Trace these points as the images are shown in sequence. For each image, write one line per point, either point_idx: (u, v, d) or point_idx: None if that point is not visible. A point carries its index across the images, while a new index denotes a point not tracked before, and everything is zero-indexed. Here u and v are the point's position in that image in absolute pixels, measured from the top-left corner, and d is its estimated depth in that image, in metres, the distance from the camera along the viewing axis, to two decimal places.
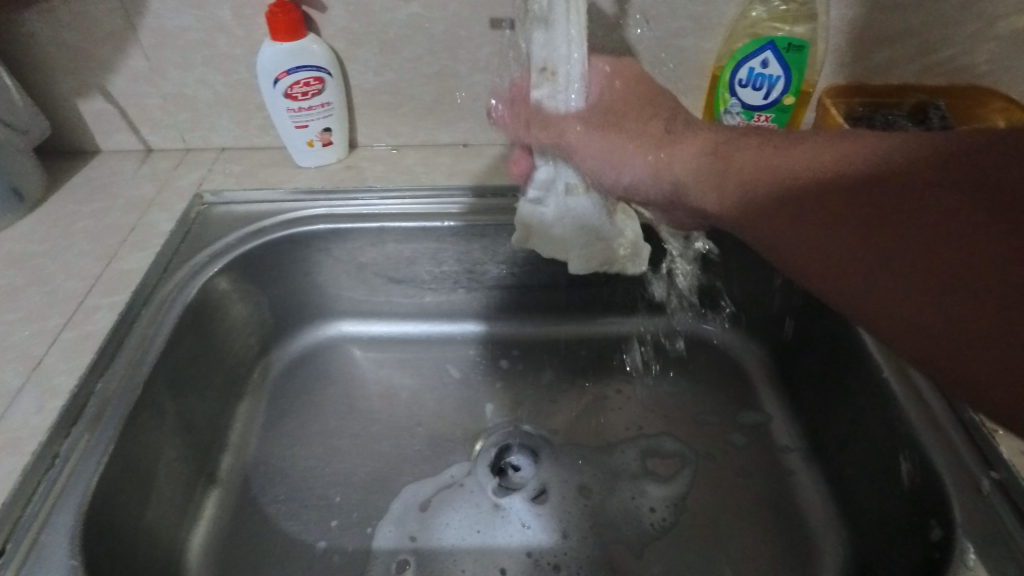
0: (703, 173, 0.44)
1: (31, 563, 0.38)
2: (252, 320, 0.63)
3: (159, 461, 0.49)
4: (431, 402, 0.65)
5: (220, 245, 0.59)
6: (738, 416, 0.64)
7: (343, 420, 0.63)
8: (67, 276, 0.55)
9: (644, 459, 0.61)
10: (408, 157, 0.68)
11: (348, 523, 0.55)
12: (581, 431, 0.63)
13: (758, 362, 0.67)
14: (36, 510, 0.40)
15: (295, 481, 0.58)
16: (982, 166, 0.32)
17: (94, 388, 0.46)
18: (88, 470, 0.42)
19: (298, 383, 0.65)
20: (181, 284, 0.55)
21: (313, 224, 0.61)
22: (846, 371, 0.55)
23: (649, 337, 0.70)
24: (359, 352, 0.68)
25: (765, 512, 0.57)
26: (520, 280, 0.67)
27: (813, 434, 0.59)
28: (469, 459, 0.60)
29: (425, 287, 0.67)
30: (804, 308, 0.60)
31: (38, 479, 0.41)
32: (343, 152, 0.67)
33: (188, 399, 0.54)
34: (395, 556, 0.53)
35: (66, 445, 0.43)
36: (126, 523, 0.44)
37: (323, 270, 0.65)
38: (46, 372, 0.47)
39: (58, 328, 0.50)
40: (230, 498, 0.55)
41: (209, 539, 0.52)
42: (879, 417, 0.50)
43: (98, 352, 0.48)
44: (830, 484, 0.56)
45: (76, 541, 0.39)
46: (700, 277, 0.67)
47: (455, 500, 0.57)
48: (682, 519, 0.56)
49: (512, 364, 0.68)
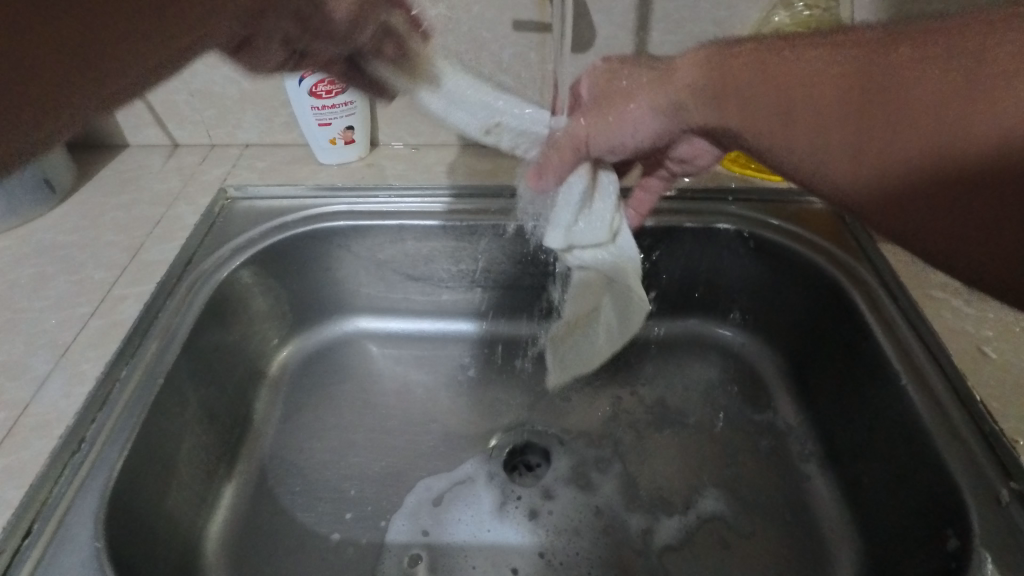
0: (703, 98, 0.43)
1: (57, 543, 0.39)
2: (271, 313, 0.64)
3: (181, 449, 0.50)
4: (445, 400, 0.65)
5: (243, 238, 0.60)
6: (753, 421, 0.63)
7: (358, 414, 0.63)
8: (94, 265, 0.56)
9: (657, 462, 0.61)
10: (428, 157, 0.69)
11: (362, 516, 0.56)
12: (594, 433, 0.63)
13: (773, 368, 0.66)
14: (62, 492, 0.41)
15: (310, 474, 0.58)
16: (969, 49, 0.31)
17: (120, 375, 0.47)
18: (113, 454, 0.43)
19: (315, 377, 0.66)
20: (203, 277, 0.56)
21: (333, 221, 0.62)
22: (863, 379, 0.54)
23: (664, 340, 0.70)
24: (375, 348, 0.69)
25: (779, 518, 0.56)
26: (537, 281, 0.68)
27: (827, 441, 0.59)
28: (482, 457, 0.61)
29: (442, 286, 0.68)
30: (821, 314, 0.60)
31: (65, 461, 0.42)
32: (365, 150, 0.68)
33: (209, 389, 0.55)
34: (407, 550, 0.54)
35: (92, 429, 0.44)
36: (148, 507, 0.45)
37: (343, 266, 0.65)
38: (75, 359, 0.48)
39: (85, 316, 0.51)
40: (247, 488, 0.56)
41: (226, 527, 0.53)
42: (897, 425, 0.50)
43: (124, 340, 0.49)
44: (846, 492, 0.56)
45: (100, 523, 0.40)
46: (717, 281, 0.67)
47: (468, 497, 0.58)
48: (694, 521, 0.56)
49: (527, 364, 0.68)
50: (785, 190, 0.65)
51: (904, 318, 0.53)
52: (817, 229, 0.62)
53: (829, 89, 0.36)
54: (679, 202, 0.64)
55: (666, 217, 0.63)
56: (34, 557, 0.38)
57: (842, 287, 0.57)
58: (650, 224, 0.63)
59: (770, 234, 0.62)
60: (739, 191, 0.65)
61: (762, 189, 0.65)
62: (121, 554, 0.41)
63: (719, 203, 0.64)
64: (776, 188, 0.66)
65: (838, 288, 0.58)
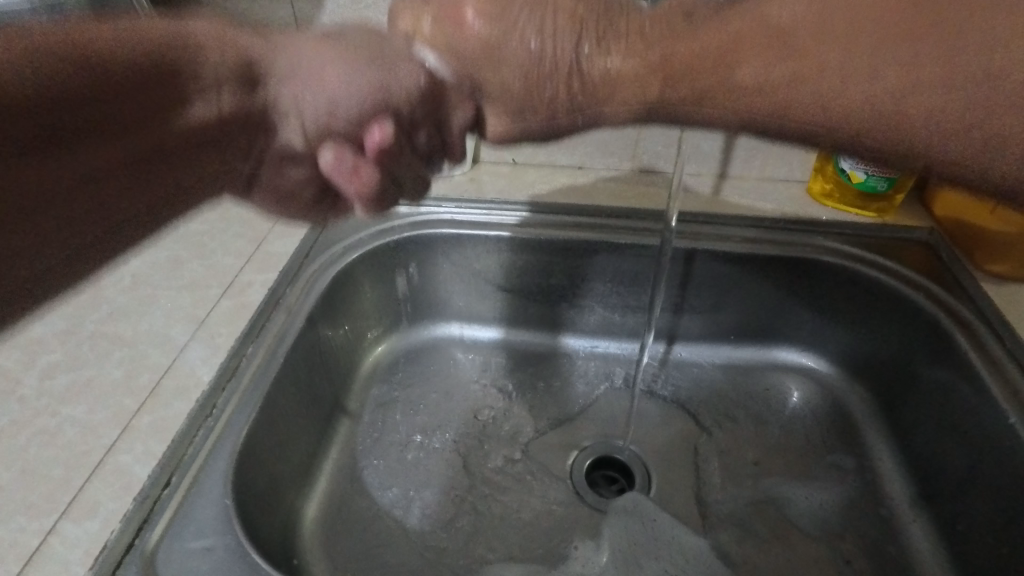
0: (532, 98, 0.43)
1: (192, 495, 0.42)
2: (372, 312, 0.67)
3: (289, 428, 0.53)
4: (528, 408, 0.67)
5: (355, 238, 0.64)
6: (836, 454, 0.62)
7: (445, 415, 0.65)
8: (225, 253, 0.61)
9: (741, 484, 0.60)
10: (528, 174, 0.73)
11: (446, 511, 0.58)
12: (673, 456, 0.63)
13: (861, 406, 0.65)
14: (197, 450, 0.44)
15: (401, 469, 0.60)
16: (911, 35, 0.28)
17: (247, 351, 0.51)
18: (239, 422, 0.46)
19: (403, 376, 0.68)
20: (318, 272, 0.60)
21: (439, 227, 0.66)
22: (961, 417, 0.53)
23: (748, 368, 0.69)
24: (460, 355, 0.71)
25: (869, 552, 0.55)
26: (625, 301, 0.69)
27: (922, 481, 0.57)
28: (566, 470, 0.62)
29: (529, 298, 0.70)
30: (914, 348, 0.59)
31: (199, 425, 0.45)
32: (467, 165, 0.73)
33: (316, 377, 0.58)
34: (491, 545, 0.56)
35: (222, 398, 0.47)
36: (263, 477, 0.48)
37: (439, 272, 0.69)
38: (210, 332, 0.52)
39: (217, 296, 0.56)
40: (343, 474, 0.58)
41: (322, 508, 0.55)
42: (1004, 466, 0.48)
43: (251, 320, 0.54)
44: (943, 533, 0.54)
45: (230, 482, 0.43)
46: (806, 313, 0.67)
47: (550, 501, 0.59)
48: (781, 552, 0.55)
49: (610, 380, 0.69)
50: (879, 226, 0.65)
51: (1011, 357, 0.52)
52: (913, 265, 0.62)
53: (875, 45, 0.28)
54: (711, 234, 0.65)
55: (757, 245, 0.64)
56: (172, 508, 0.41)
57: (942, 325, 0.56)
58: (740, 252, 0.64)
59: (863, 267, 0.62)
60: (831, 225, 0.66)
61: (855, 225, 0.66)
62: (245, 516, 0.43)
63: (810, 236, 0.65)
64: (870, 223, 0.66)
65: (937, 324, 0.57)
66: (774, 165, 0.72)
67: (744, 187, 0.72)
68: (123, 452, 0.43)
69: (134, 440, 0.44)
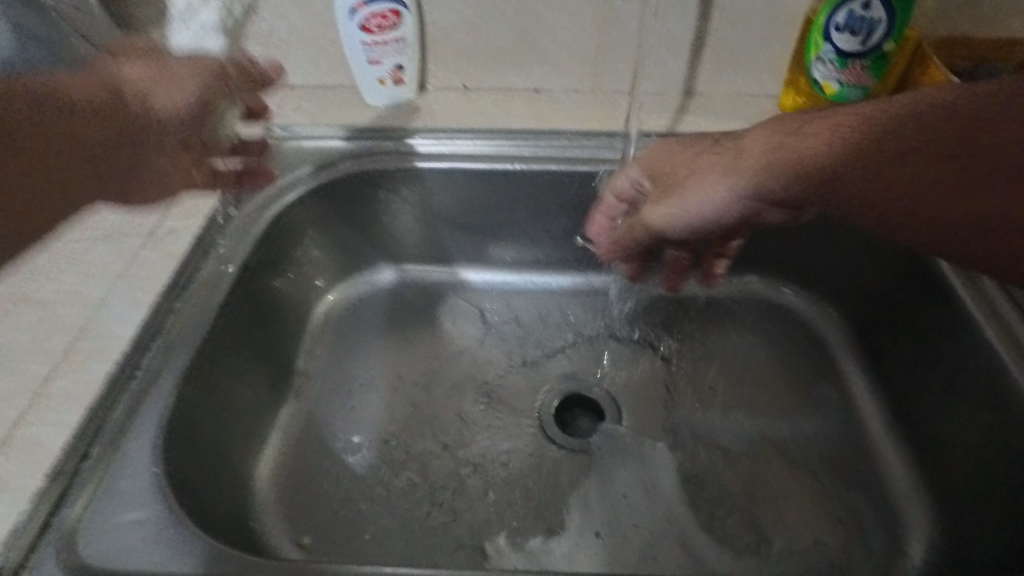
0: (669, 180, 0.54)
1: (116, 468, 0.38)
2: (318, 257, 0.62)
3: (233, 386, 0.49)
4: (492, 350, 0.64)
5: (292, 177, 0.59)
6: (809, 380, 0.61)
7: (404, 362, 0.62)
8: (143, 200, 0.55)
9: (715, 417, 0.59)
10: (483, 100, 0.67)
11: (409, 461, 0.55)
12: (644, 390, 0.61)
13: (835, 331, 0.64)
14: (120, 420, 0.40)
15: (358, 422, 0.57)
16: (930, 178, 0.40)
17: (173, 307, 0.47)
18: (168, 386, 0.42)
19: (357, 325, 0.64)
20: (252, 218, 0.55)
21: (383, 162, 0.60)
22: (935, 337, 0.52)
23: (719, 299, 0.67)
24: (418, 299, 0.67)
25: (842, 476, 0.55)
26: (589, 234, 0.65)
27: (898, 403, 0.56)
28: (534, 412, 0.60)
29: (486, 236, 0.66)
30: (888, 269, 0.57)
31: (122, 391, 0.41)
32: (413, 92, 0.66)
33: (260, 332, 0.54)
34: (456, 494, 0.53)
35: (147, 361, 0.43)
36: (206, 441, 0.45)
37: (390, 211, 0.63)
38: (130, 286, 0.47)
39: (136, 248, 0.51)
40: (297, 430, 0.55)
41: (277, 466, 0.53)
42: (978, 385, 0.47)
43: (175, 272, 0.49)
44: (918, 455, 0.54)
45: (160, 451, 0.39)
46: (777, 239, 0.64)
47: (517, 443, 0.57)
48: (753, 481, 0.54)
49: (578, 317, 0.67)
50: None
51: None
52: None
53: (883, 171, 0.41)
54: None
55: None
56: (96, 483, 0.37)
57: None
58: None
59: None
60: None
61: None
62: (185, 486, 0.40)
63: None
64: None
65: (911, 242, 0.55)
66: (745, 79, 0.66)
67: (713, 105, 0.67)
68: (31, 424, 0.39)
69: (44, 411, 0.39)
